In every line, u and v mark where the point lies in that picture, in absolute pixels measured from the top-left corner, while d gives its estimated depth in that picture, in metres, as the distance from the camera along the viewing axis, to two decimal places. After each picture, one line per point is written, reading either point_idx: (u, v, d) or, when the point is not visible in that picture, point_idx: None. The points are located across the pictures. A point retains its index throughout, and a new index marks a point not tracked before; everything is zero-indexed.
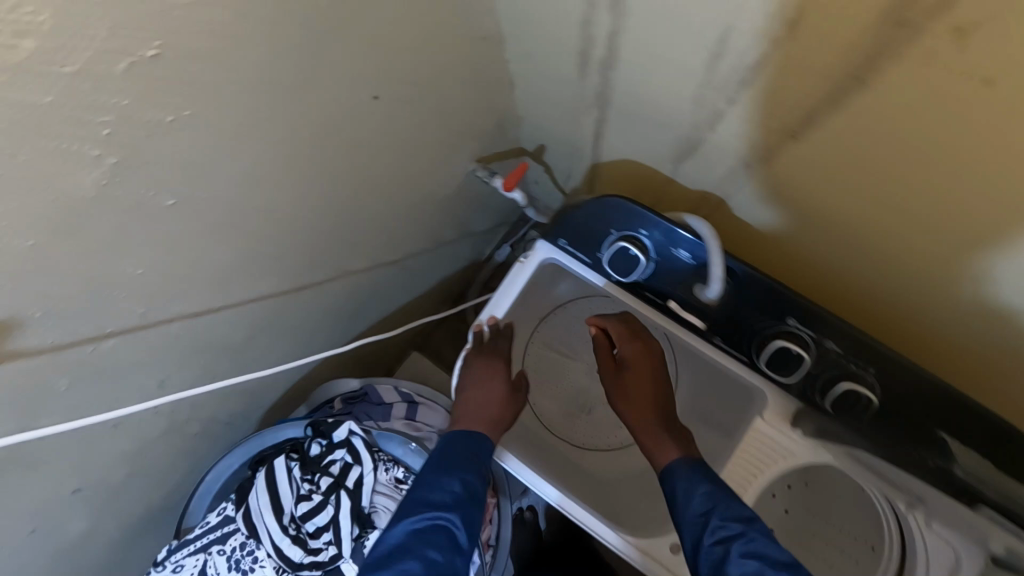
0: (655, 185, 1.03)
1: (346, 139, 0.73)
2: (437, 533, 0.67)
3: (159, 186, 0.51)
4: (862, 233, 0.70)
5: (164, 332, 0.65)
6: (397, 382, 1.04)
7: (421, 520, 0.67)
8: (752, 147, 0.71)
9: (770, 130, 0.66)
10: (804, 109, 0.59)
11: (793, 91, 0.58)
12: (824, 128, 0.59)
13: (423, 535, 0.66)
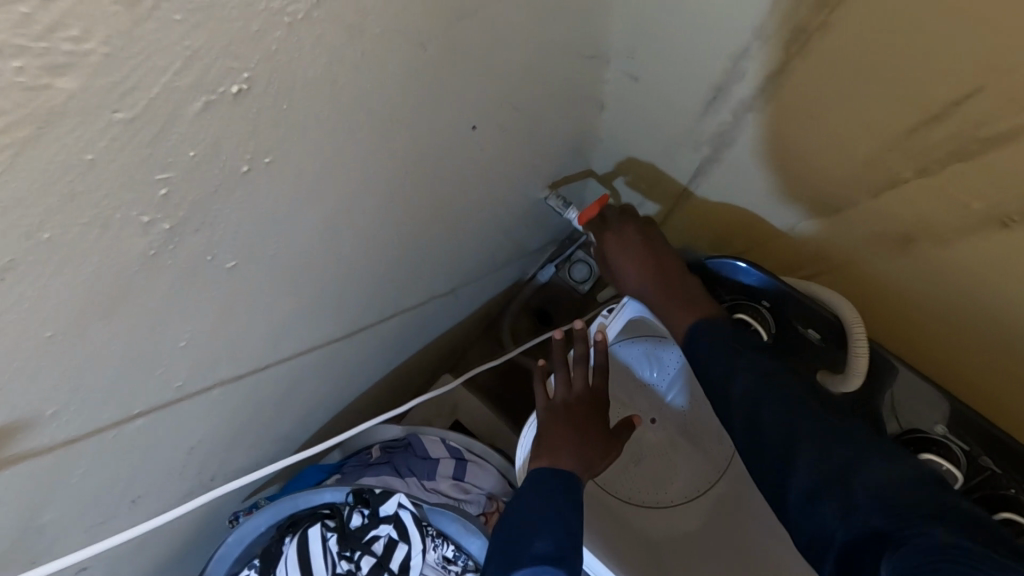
0: (742, 230, 0.89)
1: (434, 175, 0.61)
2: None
3: (220, 247, 0.39)
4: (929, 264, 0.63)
5: (200, 401, 0.53)
6: (445, 433, 0.92)
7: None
8: (912, 214, 0.59)
9: (822, 159, 0.61)
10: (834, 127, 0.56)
11: (847, 117, 0.54)
12: (860, 148, 0.56)
13: None
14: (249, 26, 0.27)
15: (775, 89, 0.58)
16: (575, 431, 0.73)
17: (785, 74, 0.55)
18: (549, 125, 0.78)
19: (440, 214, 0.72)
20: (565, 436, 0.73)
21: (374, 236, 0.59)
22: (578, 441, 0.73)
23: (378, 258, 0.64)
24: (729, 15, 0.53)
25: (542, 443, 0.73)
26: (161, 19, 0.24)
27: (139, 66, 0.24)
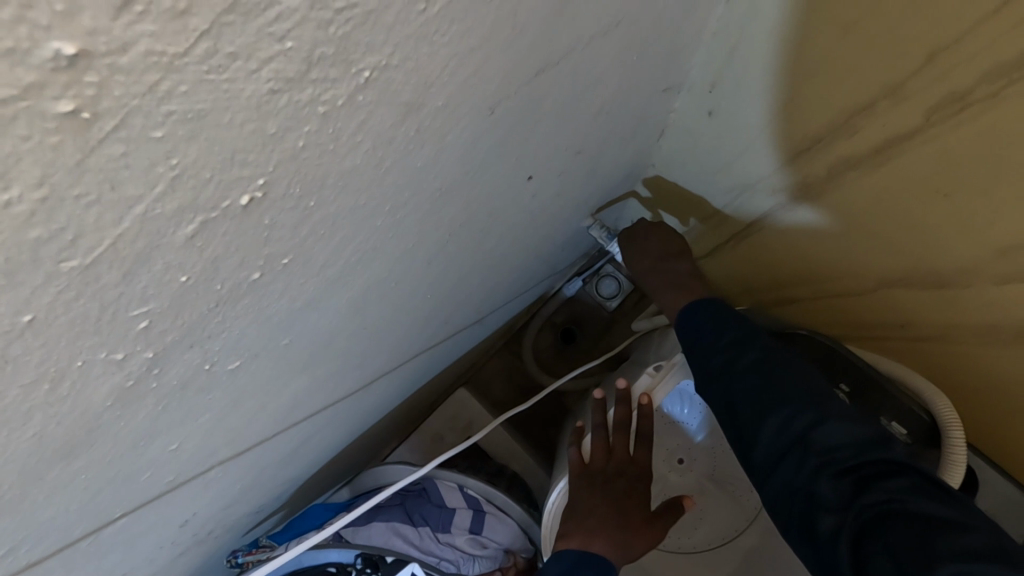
0: (797, 281, 0.80)
1: (479, 227, 0.53)
2: None
3: (223, 352, 0.31)
4: (982, 307, 0.56)
5: (196, 483, 0.46)
6: (463, 480, 0.85)
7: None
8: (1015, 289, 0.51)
9: (864, 198, 0.56)
10: (861, 161, 0.52)
11: (880, 158, 0.49)
12: (885, 183, 0.52)
13: None
14: (265, 128, 0.19)
15: (897, 156, 0.48)
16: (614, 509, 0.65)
17: (918, 138, 0.45)
18: (604, 159, 0.69)
19: (480, 258, 0.63)
20: (603, 514, 0.64)
21: (406, 294, 0.51)
22: (616, 520, 0.65)
23: (407, 313, 0.56)
24: (848, 64, 0.44)
25: (574, 518, 0.65)
26: (132, 142, 0.15)
27: (97, 204, 0.16)
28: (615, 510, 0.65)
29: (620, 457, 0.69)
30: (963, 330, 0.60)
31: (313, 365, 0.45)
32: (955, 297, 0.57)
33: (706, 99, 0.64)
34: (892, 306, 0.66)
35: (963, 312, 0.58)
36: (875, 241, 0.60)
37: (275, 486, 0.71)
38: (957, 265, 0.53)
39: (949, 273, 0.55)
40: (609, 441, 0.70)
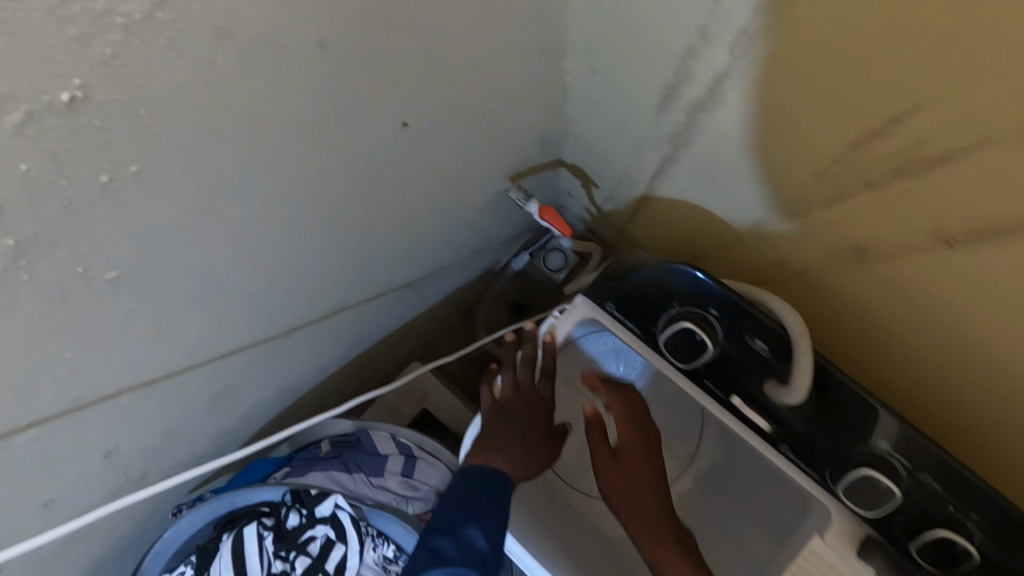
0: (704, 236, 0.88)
1: (368, 173, 0.58)
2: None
3: (95, 260, 0.36)
4: (836, 238, 0.61)
5: (108, 407, 0.51)
6: (395, 429, 0.90)
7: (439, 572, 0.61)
8: (841, 216, 0.57)
9: (718, 137, 0.63)
10: (705, 101, 0.58)
11: (718, 97, 0.56)
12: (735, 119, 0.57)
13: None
14: (67, 31, 0.25)
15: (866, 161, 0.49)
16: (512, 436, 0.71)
17: (751, 71, 0.51)
18: (503, 118, 0.75)
19: (385, 210, 0.69)
20: (503, 440, 0.71)
21: (301, 236, 0.57)
22: (516, 444, 0.71)
23: (309, 255, 0.61)
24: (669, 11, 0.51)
25: (479, 444, 0.70)
26: None
27: None
28: (514, 437, 0.71)
29: (523, 389, 0.75)
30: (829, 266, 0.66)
31: (208, 295, 0.50)
32: (816, 230, 0.63)
33: (587, 60, 0.70)
34: (782, 253, 0.72)
35: (927, 327, 0.60)
36: (843, 245, 0.61)
37: (210, 434, 0.76)
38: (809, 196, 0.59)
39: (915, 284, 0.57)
40: (517, 377, 0.76)
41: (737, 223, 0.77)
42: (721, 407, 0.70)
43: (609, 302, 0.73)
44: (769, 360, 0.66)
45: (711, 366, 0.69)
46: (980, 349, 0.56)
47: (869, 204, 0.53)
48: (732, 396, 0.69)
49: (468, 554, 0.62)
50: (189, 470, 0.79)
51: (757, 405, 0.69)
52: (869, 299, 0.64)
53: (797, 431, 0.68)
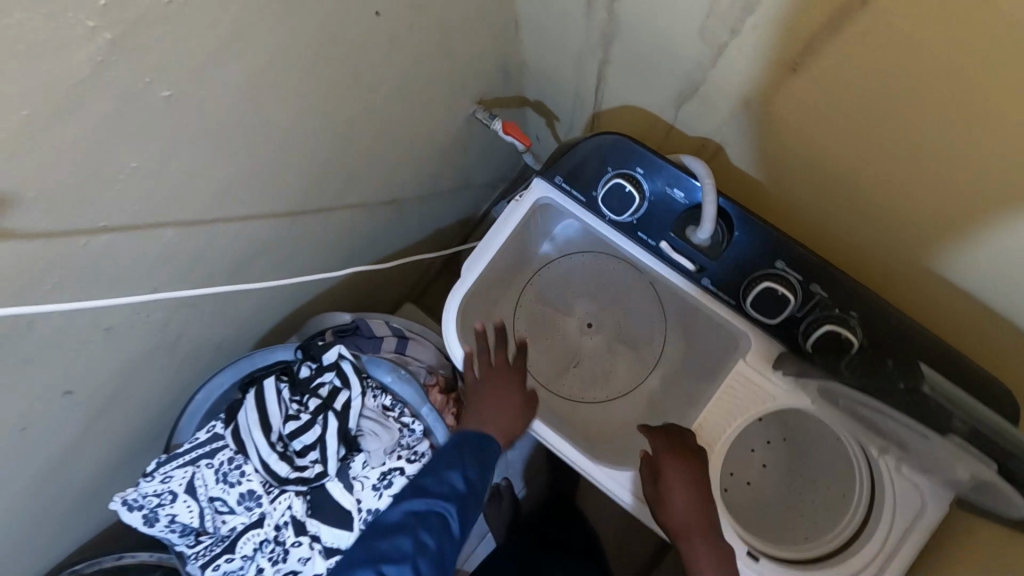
0: (654, 135, 1.00)
1: (348, 58, 0.73)
2: (431, 516, 0.80)
3: (153, 75, 0.52)
4: (784, 142, 0.76)
5: (155, 236, 0.66)
6: (389, 316, 1.05)
7: (420, 504, 0.80)
8: (727, 74, 0.72)
9: (630, 23, 0.78)
10: None
11: None
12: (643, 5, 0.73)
13: (421, 516, 0.80)
14: None
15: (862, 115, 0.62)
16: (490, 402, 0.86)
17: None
18: (463, 34, 0.90)
19: (368, 108, 0.84)
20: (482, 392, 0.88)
21: (299, 108, 0.72)
22: (496, 408, 0.87)
23: (305, 133, 0.77)
24: None
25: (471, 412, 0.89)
26: None
27: None
28: (493, 393, 0.88)
29: (500, 367, 0.90)
30: (782, 163, 0.80)
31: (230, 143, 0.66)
32: (763, 134, 0.78)
33: None
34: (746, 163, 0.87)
35: (881, 234, 0.75)
36: (807, 165, 0.76)
37: (232, 311, 0.91)
38: (758, 106, 0.74)
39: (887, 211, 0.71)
40: (492, 359, 0.92)
41: (663, 112, 0.93)
42: (653, 252, 0.86)
43: (557, 176, 0.88)
44: (685, 206, 0.82)
45: (641, 218, 0.84)
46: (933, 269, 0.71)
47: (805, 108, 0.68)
48: (660, 241, 0.84)
49: (447, 490, 0.81)
50: (216, 346, 0.94)
51: (682, 249, 0.84)
52: (810, 186, 0.79)
53: (714, 265, 0.83)
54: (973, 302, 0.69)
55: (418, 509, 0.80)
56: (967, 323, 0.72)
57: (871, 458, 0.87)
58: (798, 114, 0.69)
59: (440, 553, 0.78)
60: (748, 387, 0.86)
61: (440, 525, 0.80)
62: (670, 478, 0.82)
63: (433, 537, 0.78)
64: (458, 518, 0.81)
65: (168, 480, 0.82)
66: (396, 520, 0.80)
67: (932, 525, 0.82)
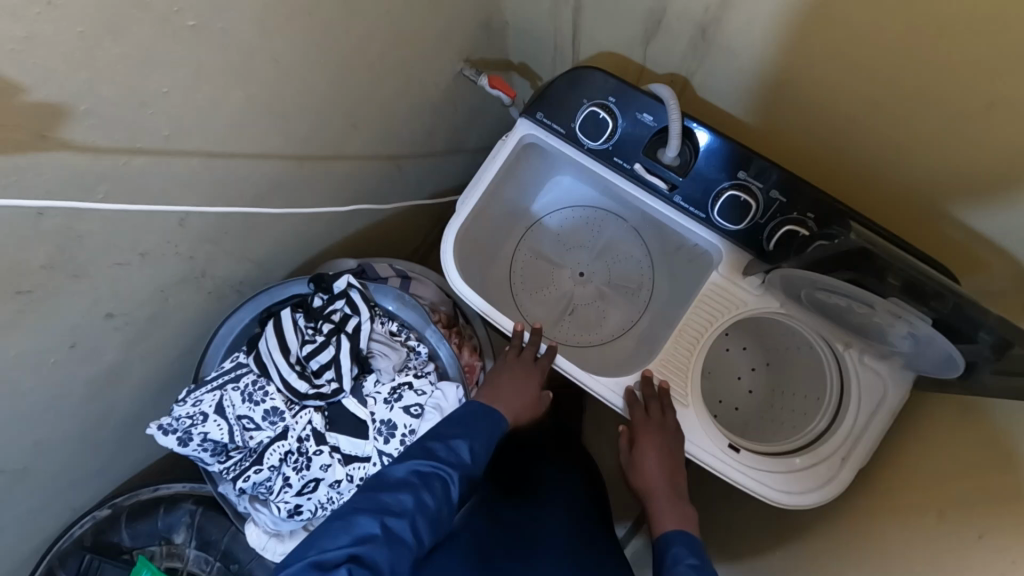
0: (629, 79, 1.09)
1: (346, 6, 0.81)
2: (435, 480, 0.80)
3: (181, 5, 0.61)
4: (806, 78, 0.83)
5: (183, 164, 0.75)
6: (392, 260, 1.13)
7: (426, 464, 0.81)
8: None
9: None
10: None
11: None
12: None
13: (425, 478, 0.80)
14: None
15: (859, 66, 0.76)
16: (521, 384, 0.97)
17: None
18: None
19: (366, 58, 0.93)
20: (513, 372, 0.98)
21: (305, 53, 0.81)
22: (515, 393, 0.98)
23: (310, 78, 0.85)
24: None
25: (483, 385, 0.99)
26: None
27: None
28: (524, 377, 0.98)
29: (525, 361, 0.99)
30: (791, 101, 0.88)
31: (246, 80, 0.75)
32: (777, 73, 0.85)
33: None
34: (752, 108, 0.95)
35: (894, 161, 0.83)
36: (824, 98, 0.84)
37: (249, 253, 1.00)
38: (782, 45, 0.81)
39: (907, 140, 0.80)
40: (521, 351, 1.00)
41: (634, 52, 1.01)
42: (629, 175, 0.94)
43: (539, 112, 0.96)
44: (655, 129, 0.90)
45: (616, 143, 0.93)
46: (939, 192, 0.81)
47: (848, 39, 0.74)
48: (635, 164, 0.92)
49: (453, 458, 0.83)
50: (234, 287, 1.03)
51: (653, 169, 0.92)
52: (814, 118, 0.87)
53: (684, 181, 0.91)
54: (965, 218, 0.79)
55: (424, 470, 0.80)
56: (956, 242, 0.83)
57: (838, 354, 0.95)
58: (836, 46, 0.76)
59: (440, 512, 0.78)
60: (722, 293, 0.94)
61: (442, 490, 0.80)
62: (645, 447, 0.94)
63: (432, 497, 0.78)
64: (458, 484, 0.82)
65: (199, 403, 0.90)
66: (403, 477, 0.79)
67: (896, 408, 0.90)
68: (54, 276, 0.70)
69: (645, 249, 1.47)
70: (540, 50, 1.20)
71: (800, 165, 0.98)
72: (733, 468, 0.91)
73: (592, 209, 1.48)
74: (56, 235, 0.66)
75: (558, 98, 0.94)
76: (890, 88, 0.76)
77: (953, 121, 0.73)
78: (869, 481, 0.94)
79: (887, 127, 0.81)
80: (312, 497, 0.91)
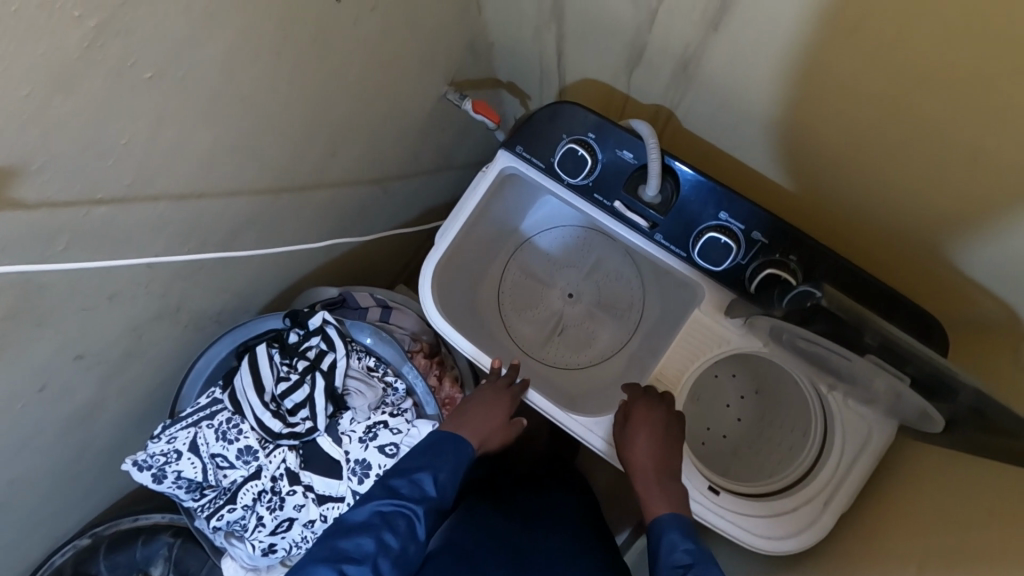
0: (615, 106, 1.06)
1: (317, 44, 0.79)
2: (398, 519, 0.79)
3: (135, 57, 0.59)
4: (785, 123, 0.81)
5: (148, 210, 0.73)
6: (373, 289, 1.12)
7: (388, 504, 0.79)
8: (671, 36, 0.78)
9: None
10: None
11: None
12: None
13: (388, 518, 0.78)
14: None
15: (838, 117, 0.74)
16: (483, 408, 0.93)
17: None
18: (429, 18, 0.96)
19: (342, 92, 0.91)
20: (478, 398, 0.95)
21: (273, 92, 0.79)
22: (483, 421, 0.94)
23: (281, 115, 0.83)
24: None
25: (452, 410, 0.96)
26: None
27: None
28: (490, 404, 0.95)
29: (499, 393, 0.95)
30: (772, 142, 0.86)
31: (212, 124, 0.73)
32: (757, 116, 0.83)
33: None
34: (734, 145, 0.93)
35: (875, 205, 0.82)
36: (804, 142, 0.82)
37: (226, 286, 0.99)
38: (759, 91, 0.79)
39: (888, 187, 0.78)
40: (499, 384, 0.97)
41: (618, 80, 0.98)
42: (609, 212, 0.92)
43: (518, 145, 0.93)
44: (635, 166, 0.88)
45: (596, 179, 0.91)
46: (922, 237, 0.79)
47: (823, 91, 0.72)
48: (615, 201, 0.90)
49: (418, 494, 0.82)
50: (213, 319, 1.02)
51: (634, 206, 0.90)
52: (796, 159, 0.85)
53: (665, 220, 0.89)
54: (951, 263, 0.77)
55: (386, 509, 0.79)
56: (943, 284, 0.81)
57: (822, 394, 0.92)
58: (813, 96, 0.74)
59: (404, 552, 0.77)
60: (703, 331, 0.92)
61: (405, 527, 0.78)
62: (637, 428, 0.88)
63: (395, 538, 0.77)
64: (425, 520, 0.81)
65: (173, 440, 0.89)
66: (364, 519, 0.78)
67: (880, 451, 0.88)
68: (16, 327, 0.69)
69: (635, 269, 1.44)
70: (526, 72, 1.17)
71: (788, 202, 0.95)
72: (712, 511, 0.90)
73: (582, 229, 1.45)
74: (15, 289, 0.65)
75: (538, 132, 0.92)
76: (868, 139, 0.74)
77: (937, 176, 0.71)
78: (852, 523, 0.92)
79: (867, 174, 0.79)
80: (286, 536, 0.90)
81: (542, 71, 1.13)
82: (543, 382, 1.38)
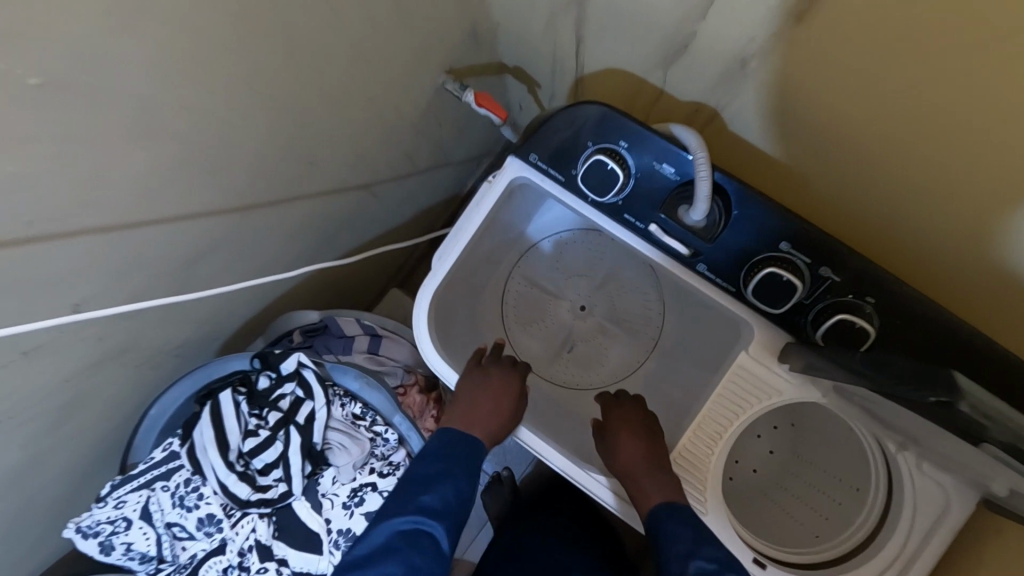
0: (646, 101, 0.88)
1: (284, 36, 0.62)
2: (421, 539, 0.70)
3: (21, 63, 0.42)
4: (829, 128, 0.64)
5: (70, 250, 0.58)
6: (359, 313, 0.96)
7: (408, 522, 0.71)
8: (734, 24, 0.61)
9: None
10: None
11: None
12: None
13: (409, 538, 0.70)
14: None
15: (896, 126, 0.58)
16: (491, 402, 0.81)
17: None
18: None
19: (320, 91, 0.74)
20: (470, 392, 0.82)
21: (228, 98, 0.62)
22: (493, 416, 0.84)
23: (241, 124, 0.67)
24: None
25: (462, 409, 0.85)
26: None
27: None
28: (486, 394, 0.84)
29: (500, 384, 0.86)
30: (815, 148, 0.69)
31: (148, 143, 0.57)
32: (799, 113, 0.66)
33: None
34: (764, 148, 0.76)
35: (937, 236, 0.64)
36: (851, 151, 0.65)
37: (185, 318, 0.84)
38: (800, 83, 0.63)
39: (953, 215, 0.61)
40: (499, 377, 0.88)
41: (652, 74, 0.81)
42: (642, 235, 0.77)
43: (534, 153, 0.78)
44: (677, 183, 0.72)
45: (628, 198, 0.75)
46: (994, 282, 0.62)
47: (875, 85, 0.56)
48: (651, 224, 0.75)
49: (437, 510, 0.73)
50: (171, 355, 0.87)
51: (673, 230, 0.75)
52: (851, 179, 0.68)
53: (711, 248, 0.74)
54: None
55: (406, 528, 0.71)
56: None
57: (889, 452, 0.79)
58: (866, 94, 0.58)
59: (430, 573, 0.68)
60: (750, 381, 0.78)
61: (431, 548, 0.70)
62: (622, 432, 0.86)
63: (421, 558, 0.69)
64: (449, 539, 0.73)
65: (122, 506, 0.76)
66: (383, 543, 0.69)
67: (958, 528, 0.74)
68: None
69: (655, 281, 1.27)
70: (538, 59, 0.99)
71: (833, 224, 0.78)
72: None
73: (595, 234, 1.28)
74: None
75: (558, 139, 0.76)
76: (934, 152, 0.57)
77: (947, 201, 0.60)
78: None
79: (929, 196, 0.61)
80: None
81: (557, 60, 0.96)
82: (551, 407, 1.24)
